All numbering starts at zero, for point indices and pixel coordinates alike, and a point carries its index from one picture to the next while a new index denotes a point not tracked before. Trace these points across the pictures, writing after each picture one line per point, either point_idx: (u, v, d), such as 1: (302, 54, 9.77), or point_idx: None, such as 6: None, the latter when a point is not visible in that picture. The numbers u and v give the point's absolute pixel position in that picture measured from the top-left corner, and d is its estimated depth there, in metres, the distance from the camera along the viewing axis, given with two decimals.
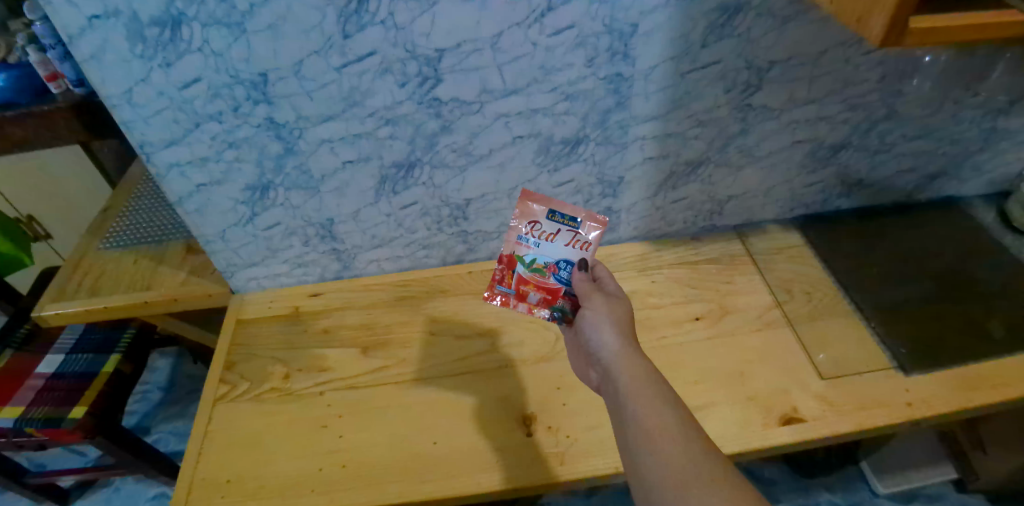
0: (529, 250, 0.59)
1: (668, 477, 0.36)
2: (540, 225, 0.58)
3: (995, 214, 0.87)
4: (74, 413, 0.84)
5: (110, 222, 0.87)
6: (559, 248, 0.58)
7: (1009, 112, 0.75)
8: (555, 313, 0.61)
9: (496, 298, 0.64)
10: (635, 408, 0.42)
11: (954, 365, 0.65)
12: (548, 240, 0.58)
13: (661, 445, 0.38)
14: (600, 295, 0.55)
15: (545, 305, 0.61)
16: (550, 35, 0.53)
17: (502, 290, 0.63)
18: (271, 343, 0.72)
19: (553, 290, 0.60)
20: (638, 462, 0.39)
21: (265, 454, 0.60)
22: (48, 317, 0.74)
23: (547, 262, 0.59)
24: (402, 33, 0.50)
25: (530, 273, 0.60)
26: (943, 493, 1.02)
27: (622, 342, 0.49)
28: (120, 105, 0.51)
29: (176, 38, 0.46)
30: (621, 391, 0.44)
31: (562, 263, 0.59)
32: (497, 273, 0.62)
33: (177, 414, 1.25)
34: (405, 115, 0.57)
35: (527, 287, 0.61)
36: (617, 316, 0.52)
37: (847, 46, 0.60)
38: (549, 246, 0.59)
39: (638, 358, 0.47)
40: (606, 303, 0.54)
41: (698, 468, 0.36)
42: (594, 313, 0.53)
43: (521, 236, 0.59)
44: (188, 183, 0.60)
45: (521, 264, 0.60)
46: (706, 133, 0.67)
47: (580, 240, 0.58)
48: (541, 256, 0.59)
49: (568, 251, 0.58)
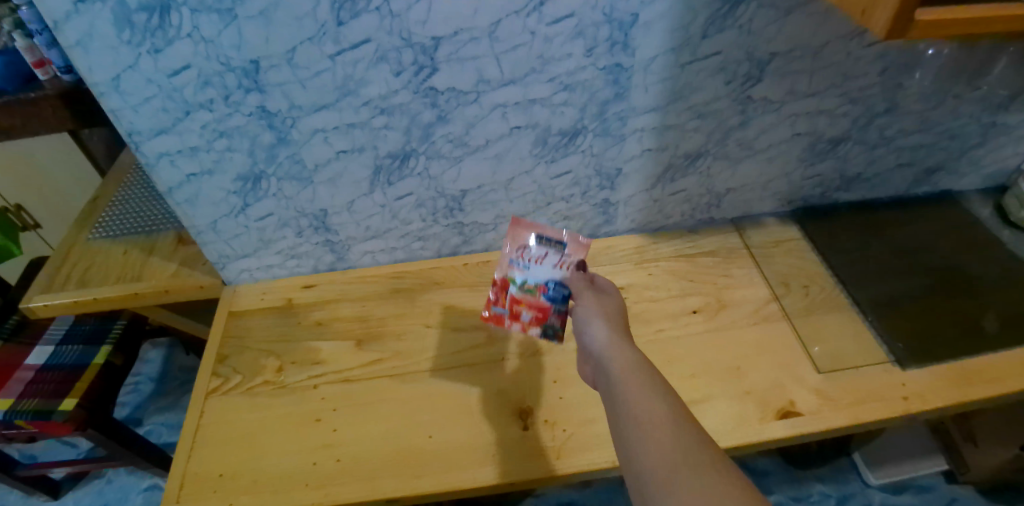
0: (519, 272, 0.61)
1: (658, 466, 0.34)
2: (529, 249, 0.60)
3: (993, 209, 0.87)
4: (65, 405, 0.83)
5: (99, 212, 0.86)
6: (548, 269, 0.60)
7: (1009, 107, 0.74)
8: (547, 331, 0.61)
9: (490, 322, 0.63)
10: (626, 397, 0.41)
11: (951, 360, 0.65)
12: (537, 263, 0.60)
13: (652, 433, 0.36)
14: (589, 291, 0.55)
15: (536, 323, 0.62)
16: (549, 24, 0.52)
17: (495, 312, 0.63)
18: (264, 336, 0.71)
19: (543, 307, 0.61)
20: (631, 451, 0.36)
21: (259, 448, 0.59)
22: (35, 309, 0.73)
23: (537, 283, 0.61)
24: (397, 21, 0.48)
25: (521, 293, 0.62)
26: (933, 484, 1.03)
27: (613, 335, 0.48)
28: (107, 92, 0.49)
29: (165, 24, 0.45)
30: (611, 381, 0.43)
31: (551, 283, 0.61)
32: (489, 296, 0.63)
33: (169, 406, 1.24)
34: (401, 105, 0.56)
35: (519, 306, 0.62)
36: (608, 311, 0.52)
37: (848, 39, 0.59)
38: (538, 268, 0.60)
39: (629, 350, 0.46)
40: (597, 297, 0.54)
41: (691, 457, 0.33)
42: (585, 307, 0.53)
43: (511, 259, 0.61)
44: (178, 173, 0.59)
45: (512, 285, 0.62)
46: (705, 126, 0.66)
47: (566, 258, 0.60)
48: (531, 277, 0.61)
49: (557, 271, 0.60)
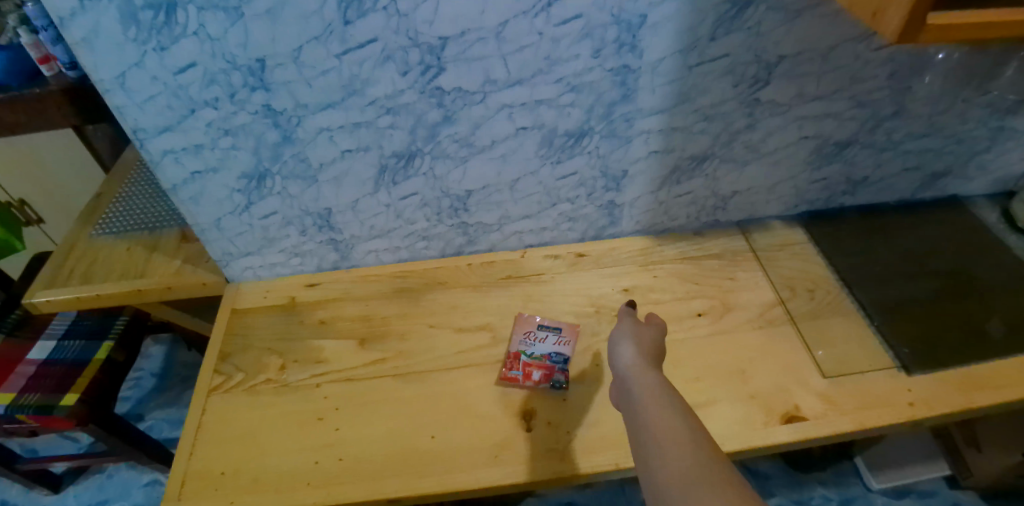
0: (528, 347, 0.68)
1: (675, 480, 0.32)
2: (535, 332, 0.70)
3: (1000, 214, 0.86)
4: (67, 401, 0.83)
5: (103, 209, 0.86)
6: (551, 345, 0.68)
7: (1018, 112, 0.74)
8: (555, 383, 0.63)
9: (504, 379, 0.64)
10: (649, 415, 0.40)
11: (957, 366, 0.64)
12: (542, 341, 0.69)
13: (671, 450, 0.35)
14: (629, 319, 0.55)
15: (545, 378, 0.64)
16: (556, 25, 0.51)
17: (509, 374, 0.65)
18: (266, 334, 0.71)
19: (550, 366, 0.66)
20: (650, 465, 0.35)
21: (261, 446, 0.59)
22: (39, 304, 0.73)
23: (542, 354, 0.67)
24: (404, 20, 0.48)
25: (530, 359, 0.67)
26: (936, 489, 1.03)
27: (642, 360, 0.48)
28: (113, 90, 0.49)
29: (171, 22, 0.44)
30: (633, 400, 0.43)
31: (554, 354, 0.67)
32: (501, 367, 0.66)
33: (171, 402, 1.24)
34: (407, 105, 0.56)
35: (529, 367, 0.65)
36: (643, 340, 0.52)
37: (857, 42, 0.59)
38: (543, 343, 0.68)
39: (655, 375, 0.45)
40: (635, 325, 0.54)
41: (710, 475, 0.32)
42: (621, 332, 0.53)
43: (520, 340, 0.69)
44: (183, 170, 0.59)
45: (522, 355, 0.67)
46: (712, 128, 0.66)
47: (563, 338, 0.69)
48: (538, 349, 0.68)
49: (560, 347, 0.68)
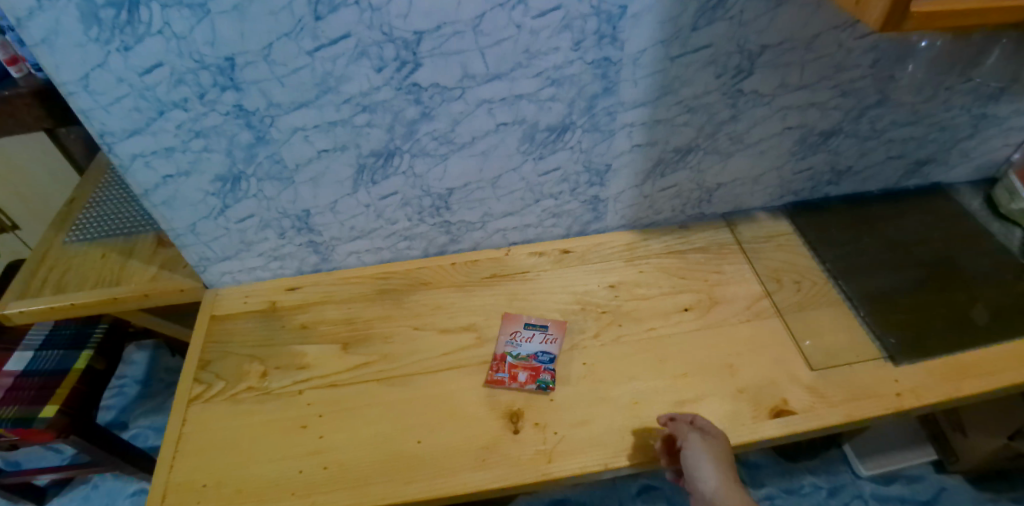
0: (515, 347, 0.67)
1: None
2: (522, 332, 0.69)
3: (982, 200, 0.87)
4: (46, 412, 0.81)
5: (75, 215, 0.83)
6: (537, 344, 0.67)
7: (1000, 99, 0.74)
8: (541, 385, 0.62)
9: (494, 380, 0.64)
10: None
11: (943, 354, 0.65)
12: (528, 340, 0.68)
13: None
14: (695, 432, 0.55)
15: (531, 380, 0.63)
16: (535, 18, 0.50)
17: (497, 376, 0.64)
18: (247, 340, 0.70)
19: (535, 367, 0.65)
20: None
21: (244, 456, 0.58)
22: (11, 315, 0.70)
23: (529, 353, 0.66)
24: (378, 15, 0.46)
25: (517, 359, 0.66)
26: (924, 473, 1.04)
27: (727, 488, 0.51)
28: (76, 92, 0.47)
29: (134, 20, 0.42)
30: None
31: (540, 354, 0.66)
32: (489, 368, 0.65)
33: (155, 408, 1.22)
34: (383, 102, 0.55)
35: (516, 368, 0.65)
36: (716, 456, 0.53)
37: (839, 31, 0.58)
38: (529, 343, 0.67)
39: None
40: (705, 442, 0.53)
41: None
42: (694, 451, 0.52)
43: (508, 339, 0.68)
44: (155, 174, 0.57)
45: (510, 355, 0.66)
46: (696, 120, 0.65)
47: (550, 335, 0.68)
48: (525, 349, 0.67)
49: (545, 346, 0.67)
